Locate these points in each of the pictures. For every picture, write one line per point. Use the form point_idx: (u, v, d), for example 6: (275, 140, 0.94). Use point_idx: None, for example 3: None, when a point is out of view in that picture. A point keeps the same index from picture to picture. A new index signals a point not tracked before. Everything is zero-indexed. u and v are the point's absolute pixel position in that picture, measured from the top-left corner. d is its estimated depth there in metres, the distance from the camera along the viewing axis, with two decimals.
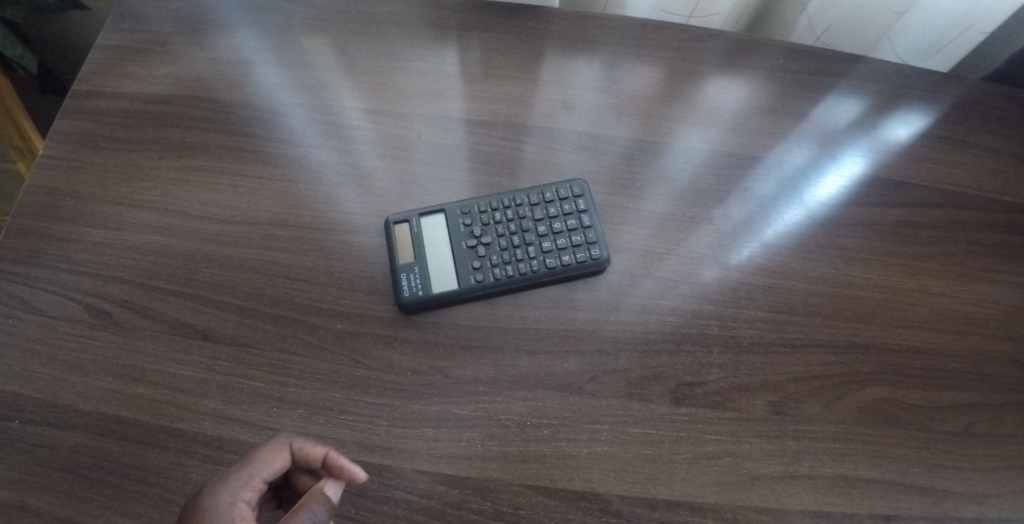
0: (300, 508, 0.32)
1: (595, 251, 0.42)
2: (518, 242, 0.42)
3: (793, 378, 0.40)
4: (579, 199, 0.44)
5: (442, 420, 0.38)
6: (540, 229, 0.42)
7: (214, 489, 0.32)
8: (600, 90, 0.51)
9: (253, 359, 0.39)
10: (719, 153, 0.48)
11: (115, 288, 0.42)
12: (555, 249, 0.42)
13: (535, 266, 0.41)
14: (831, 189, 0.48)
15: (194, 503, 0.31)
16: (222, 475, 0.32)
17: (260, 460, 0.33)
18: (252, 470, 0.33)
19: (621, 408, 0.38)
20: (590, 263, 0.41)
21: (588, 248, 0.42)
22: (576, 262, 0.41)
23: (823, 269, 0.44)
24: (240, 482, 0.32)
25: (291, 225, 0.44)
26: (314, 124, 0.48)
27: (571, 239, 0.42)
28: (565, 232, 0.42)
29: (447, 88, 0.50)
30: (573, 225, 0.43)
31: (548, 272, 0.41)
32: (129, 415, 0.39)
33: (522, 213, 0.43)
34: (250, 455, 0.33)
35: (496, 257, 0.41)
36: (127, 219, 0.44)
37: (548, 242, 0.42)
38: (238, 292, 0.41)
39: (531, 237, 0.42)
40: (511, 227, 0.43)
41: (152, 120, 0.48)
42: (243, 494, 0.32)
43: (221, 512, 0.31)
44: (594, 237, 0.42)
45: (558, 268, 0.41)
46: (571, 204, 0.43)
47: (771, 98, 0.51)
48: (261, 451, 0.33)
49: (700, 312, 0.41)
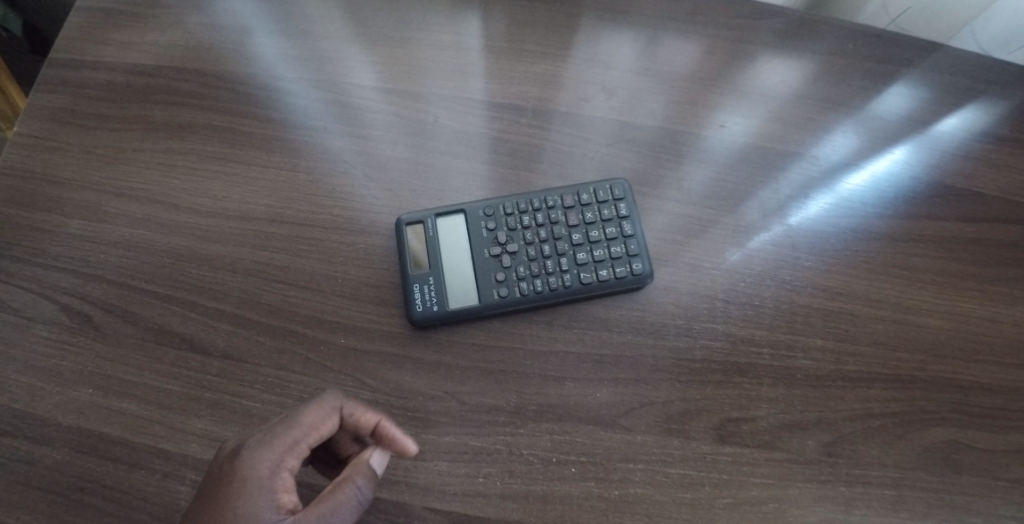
0: (343, 482, 0.29)
1: (636, 265, 0.36)
2: (548, 252, 0.37)
3: (851, 415, 0.36)
4: (620, 203, 0.38)
5: (458, 453, 0.34)
6: (575, 237, 0.38)
7: (254, 451, 0.28)
8: (640, 72, 0.45)
9: (247, 376, 0.35)
10: (774, 149, 0.43)
11: (96, 287, 0.38)
12: (590, 263, 0.37)
13: (567, 281, 0.36)
14: (901, 197, 0.42)
15: (233, 465, 0.28)
16: (262, 435, 0.29)
17: (306, 424, 0.30)
18: (297, 434, 0.29)
19: (657, 446, 0.34)
20: (629, 280, 0.36)
21: (629, 261, 0.37)
22: (613, 279, 0.36)
23: (889, 290, 0.39)
24: (282, 447, 0.29)
25: (290, 222, 0.39)
26: (318, 103, 0.43)
27: (609, 251, 0.37)
28: (602, 242, 0.37)
29: (468, 65, 0.45)
30: (613, 233, 0.38)
31: (581, 289, 0.36)
32: (111, 431, 0.35)
33: (556, 216, 0.38)
34: (294, 414, 0.30)
35: (523, 269, 0.37)
36: (108, 208, 0.40)
37: (582, 253, 0.37)
38: (231, 298, 0.37)
39: (564, 245, 0.38)
40: (543, 232, 0.38)
41: (138, 95, 0.43)
42: (286, 461, 0.29)
43: (261, 480, 0.28)
44: (635, 249, 0.37)
45: (593, 284, 0.36)
46: (611, 208, 0.38)
47: (834, 88, 0.45)
48: (306, 414, 0.30)
49: (750, 337, 0.36)
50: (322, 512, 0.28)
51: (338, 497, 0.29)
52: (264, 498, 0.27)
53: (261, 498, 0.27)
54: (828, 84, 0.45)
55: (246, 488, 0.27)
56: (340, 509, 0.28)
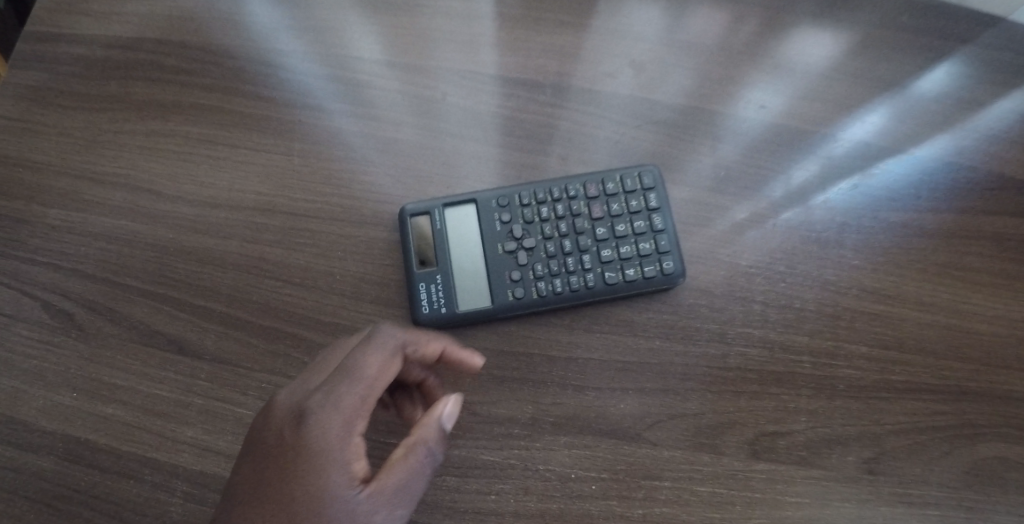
0: (415, 445, 0.27)
1: (667, 263, 0.33)
2: (568, 248, 0.34)
3: (898, 429, 0.33)
4: (649, 193, 0.35)
5: (468, 467, 0.31)
6: (599, 232, 0.35)
7: (321, 415, 0.26)
8: (668, 43, 0.41)
9: (241, 381, 0.33)
10: (819, 130, 0.38)
11: (79, 284, 0.35)
12: (614, 261, 0.34)
13: (589, 281, 0.33)
14: (954, 188, 0.37)
15: (301, 432, 0.26)
16: (326, 396, 0.26)
17: (370, 378, 0.27)
18: (365, 392, 0.27)
19: (686, 462, 0.31)
20: (659, 280, 0.33)
21: (659, 259, 0.33)
22: (641, 279, 0.33)
23: (946, 291, 0.35)
24: (348, 409, 0.26)
25: (284, 212, 0.35)
26: (314, 79, 0.39)
27: (637, 247, 0.34)
28: (630, 237, 0.34)
29: (479, 35, 0.40)
30: (642, 227, 0.34)
31: (603, 290, 0.33)
32: (98, 438, 0.33)
33: (578, 208, 0.35)
34: (356, 368, 0.27)
35: (540, 268, 0.34)
36: (88, 196, 0.36)
37: (607, 250, 0.34)
38: (221, 296, 0.34)
39: (587, 241, 0.34)
40: (566, 223, 0.35)
41: (118, 70, 0.39)
42: (356, 425, 0.26)
43: (333, 449, 0.25)
44: (666, 244, 0.34)
45: (619, 284, 0.33)
46: (639, 199, 0.35)
47: (885, 62, 0.40)
48: (372, 368, 0.27)
49: (789, 344, 0.33)
50: (395, 480, 0.26)
51: (411, 463, 0.27)
52: (339, 468, 0.25)
53: (334, 469, 0.25)
54: (879, 58, 0.40)
55: (319, 458, 0.25)
56: (413, 476, 0.27)
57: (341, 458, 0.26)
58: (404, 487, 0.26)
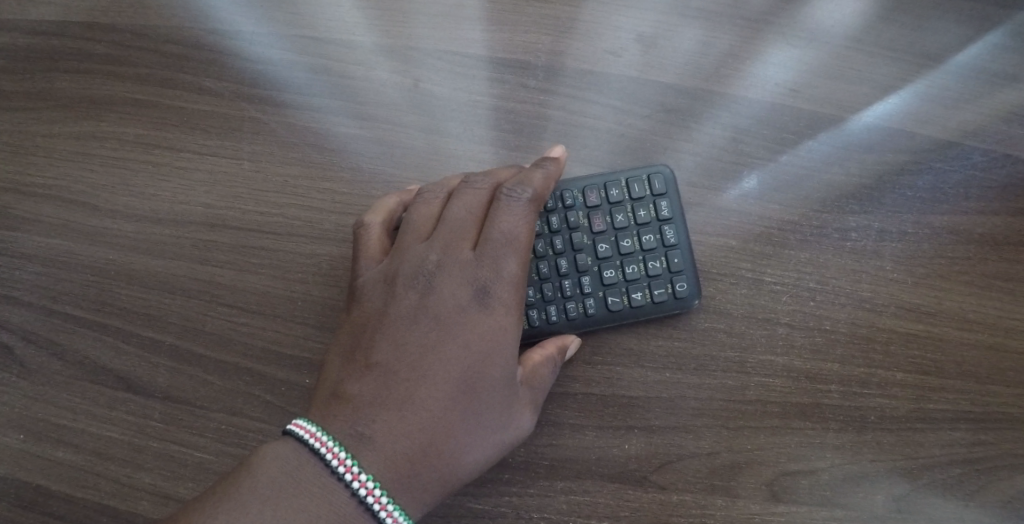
0: (552, 362, 0.27)
1: (679, 285, 0.29)
2: (564, 268, 0.30)
3: (937, 464, 0.29)
4: (660, 200, 0.30)
5: (456, 516, 0.28)
6: (600, 248, 0.30)
7: (482, 293, 0.25)
8: (680, 11, 0.35)
9: (201, 423, 0.29)
10: (857, 113, 0.33)
11: (15, 313, 0.31)
12: (616, 283, 0.30)
13: (589, 307, 0.29)
14: (1008, 184, 0.32)
15: (459, 310, 0.25)
16: (486, 272, 0.25)
17: (525, 253, 0.26)
18: (518, 260, 0.26)
19: (697, 507, 0.28)
20: (669, 304, 0.29)
21: (670, 280, 0.29)
22: (646, 305, 0.29)
23: (999, 304, 0.31)
24: (504, 285, 0.25)
25: (239, 228, 0.31)
26: (264, 65, 0.33)
27: (641, 266, 0.30)
28: (637, 255, 0.30)
29: (459, 6, 0.34)
30: (652, 243, 0.30)
31: (603, 317, 0.29)
32: (45, 485, 0.30)
33: (576, 219, 0.30)
34: (504, 240, 0.26)
35: (531, 293, 0.30)
36: (17, 212, 0.32)
37: (609, 271, 0.30)
38: (173, 327, 0.30)
39: (585, 259, 0.30)
40: (561, 239, 0.30)
41: (41, 61, 0.34)
42: (511, 300, 0.25)
43: (494, 328, 0.24)
44: (677, 264, 0.30)
45: (624, 310, 0.29)
46: (648, 208, 0.30)
47: (933, 30, 0.34)
48: (521, 236, 0.26)
49: (814, 372, 0.29)
50: (534, 385, 0.26)
51: (548, 371, 0.27)
52: (500, 353, 0.24)
53: (497, 354, 0.24)
54: (925, 25, 0.34)
55: (481, 340, 0.24)
56: (548, 386, 0.27)
57: (504, 340, 0.25)
58: (546, 387, 0.26)
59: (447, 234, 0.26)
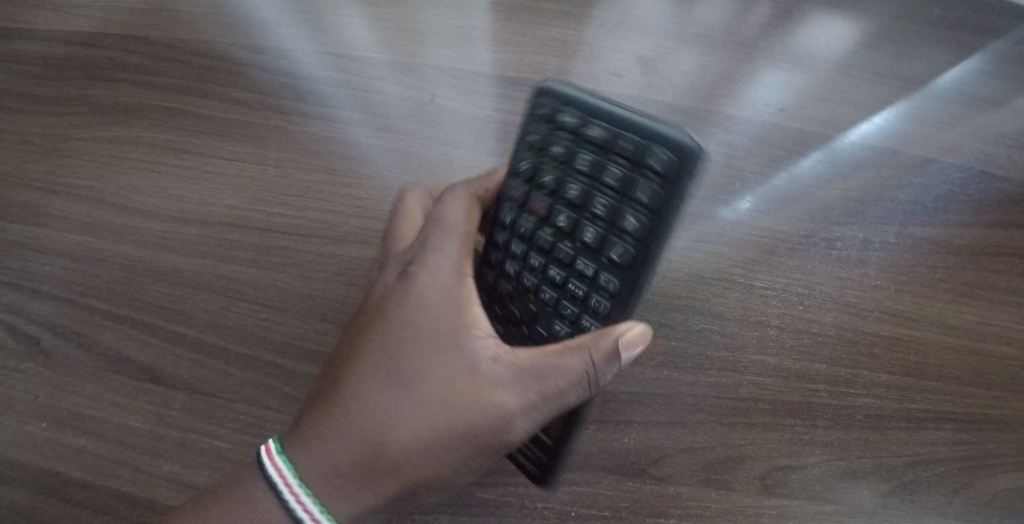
0: (576, 349, 0.24)
1: (654, 160, 0.25)
2: (560, 275, 0.28)
3: (919, 462, 0.30)
4: (563, 122, 0.28)
5: (462, 506, 0.29)
6: (562, 223, 0.28)
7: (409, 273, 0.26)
8: (675, 37, 0.38)
9: (218, 411, 0.31)
10: (840, 133, 0.36)
11: (42, 306, 0.33)
12: (606, 233, 0.27)
13: (609, 284, 0.27)
14: (985, 199, 0.34)
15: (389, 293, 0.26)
16: (415, 257, 0.27)
17: (455, 232, 0.27)
18: (446, 239, 0.27)
19: (693, 500, 0.29)
20: (664, 192, 0.25)
21: (643, 170, 0.26)
22: (648, 207, 0.26)
23: (973, 312, 0.33)
24: (430, 264, 0.26)
25: (260, 227, 0.33)
26: (289, 77, 0.36)
27: (601, 187, 0.27)
28: (593, 187, 0.27)
29: (473, 29, 0.38)
30: (589, 161, 0.27)
31: (619, 273, 0.27)
32: (63, 472, 0.30)
33: (526, 221, 0.29)
34: (433, 225, 0.27)
35: (560, 325, 0.28)
36: (49, 209, 0.34)
37: (589, 231, 0.27)
38: (195, 320, 0.32)
39: (567, 244, 0.28)
40: (535, 252, 0.29)
41: (81, 70, 0.36)
42: (438, 276, 0.25)
43: (418, 303, 0.25)
44: (632, 149, 0.26)
45: (633, 243, 0.26)
46: (558, 140, 0.28)
47: (900, 61, 0.38)
48: (448, 218, 0.27)
49: (804, 372, 0.31)
50: (539, 371, 0.24)
51: (564, 360, 0.24)
52: (429, 325, 0.24)
53: (426, 329, 0.24)
54: (894, 58, 0.38)
55: (405, 315, 0.25)
56: (566, 376, 0.24)
57: (430, 311, 0.25)
58: (552, 375, 0.24)
59: (392, 238, 0.29)
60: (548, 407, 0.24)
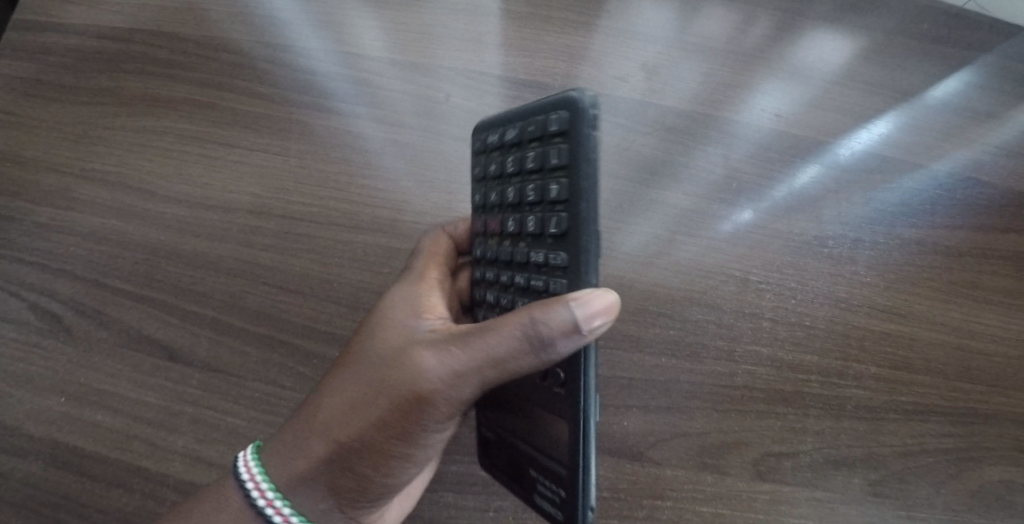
0: (519, 310, 0.22)
1: (553, 123, 0.26)
2: (523, 280, 0.27)
3: (906, 452, 0.32)
4: (491, 139, 0.30)
5: (467, 483, 0.31)
6: (511, 228, 0.28)
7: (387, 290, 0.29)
8: (678, 46, 0.40)
9: (234, 389, 0.32)
10: (832, 140, 0.37)
11: (66, 285, 0.34)
12: (542, 215, 0.26)
13: (559, 259, 0.25)
14: (969, 204, 0.36)
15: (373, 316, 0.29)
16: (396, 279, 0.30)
17: (425, 255, 0.31)
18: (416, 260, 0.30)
19: (689, 482, 0.31)
20: (568, 147, 0.25)
21: (549, 135, 0.26)
22: (564, 169, 0.26)
23: (957, 310, 0.34)
24: (402, 279, 0.29)
25: (279, 215, 0.34)
26: (309, 75, 0.38)
27: (527, 176, 0.28)
28: (521, 180, 0.28)
29: (485, 33, 0.39)
30: (513, 158, 0.28)
31: (562, 247, 0.25)
32: (83, 445, 0.32)
33: (491, 244, 0.30)
34: (412, 255, 0.31)
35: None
36: (76, 194, 0.35)
37: (530, 220, 0.27)
38: (214, 301, 0.33)
39: (522, 245, 0.28)
40: (503, 269, 0.29)
41: (111, 63, 0.38)
42: (404, 287, 0.28)
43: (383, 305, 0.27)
44: (536, 127, 0.27)
45: (561, 204, 0.25)
46: (492, 155, 0.30)
47: (893, 73, 0.40)
48: (421, 245, 0.31)
49: (797, 363, 0.32)
50: (477, 337, 0.22)
51: (503, 323, 0.22)
52: (389, 317, 0.26)
53: (384, 319, 0.26)
54: (888, 70, 0.40)
55: (372, 315, 0.27)
56: (503, 339, 0.22)
57: (392, 307, 0.27)
58: (492, 341, 0.22)
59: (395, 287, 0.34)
60: (484, 373, 0.22)
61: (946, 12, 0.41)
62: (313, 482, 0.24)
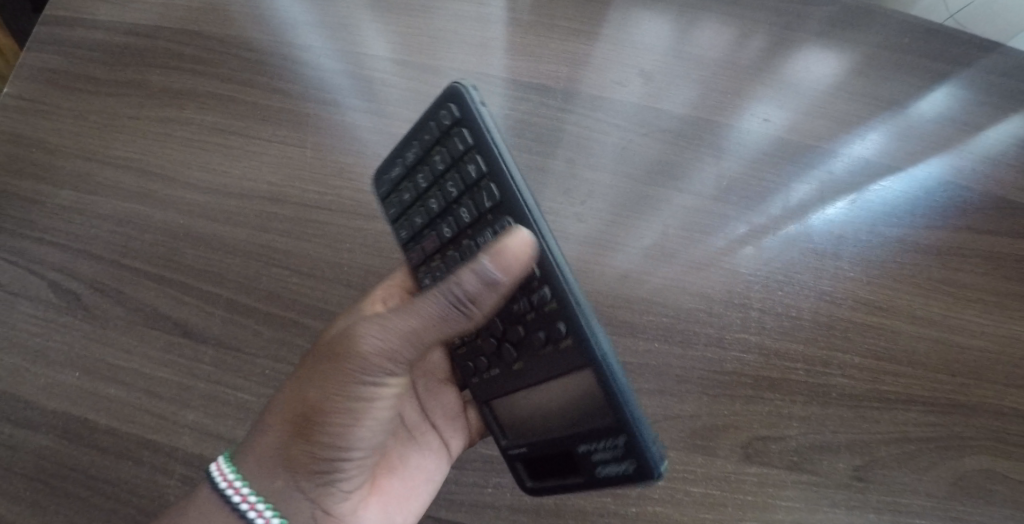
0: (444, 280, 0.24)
1: (453, 114, 0.31)
2: None
3: (888, 439, 0.33)
4: (398, 171, 0.34)
5: (469, 460, 0.33)
6: (447, 234, 0.31)
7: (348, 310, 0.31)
8: (673, 55, 0.42)
9: (244, 366, 0.33)
10: (818, 146, 0.39)
11: (87, 265, 0.35)
12: (471, 198, 0.30)
13: (505, 219, 0.28)
14: (948, 207, 0.38)
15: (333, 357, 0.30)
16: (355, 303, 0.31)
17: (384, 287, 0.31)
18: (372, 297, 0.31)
19: (679, 462, 0.32)
20: (469, 127, 0.30)
21: (450, 129, 0.31)
22: (472, 150, 0.30)
23: (936, 306, 0.36)
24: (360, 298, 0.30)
25: (293, 202, 0.36)
26: (325, 74, 0.40)
27: (441, 179, 0.31)
28: (437, 189, 0.32)
29: (492, 39, 0.42)
30: (426, 174, 0.32)
31: (504, 213, 0.28)
32: (94, 418, 0.32)
33: (433, 263, 0.31)
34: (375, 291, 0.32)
35: (524, 302, 0.29)
36: (99, 178, 0.37)
37: (463, 211, 0.30)
38: (229, 282, 0.35)
39: (468, 235, 0.30)
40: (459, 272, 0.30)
41: (137, 58, 0.40)
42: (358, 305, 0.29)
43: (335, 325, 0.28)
44: (431, 134, 0.32)
45: (485, 173, 0.29)
46: (405, 181, 0.33)
47: (877, 84, 0.42)
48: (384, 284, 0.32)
49: (785, 351, 0.34)
50: (407, 307, 0.24)
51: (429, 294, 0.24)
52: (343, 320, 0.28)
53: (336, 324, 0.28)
54: (871, 81, 0.42)
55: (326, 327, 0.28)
56: (428, 304, 0.23)
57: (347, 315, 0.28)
58: (419, 310, 0.24)
59: None
60: (418, 340, 0.24)
61: (930, 28, 0.44)
62: (274, 465, 0.26)
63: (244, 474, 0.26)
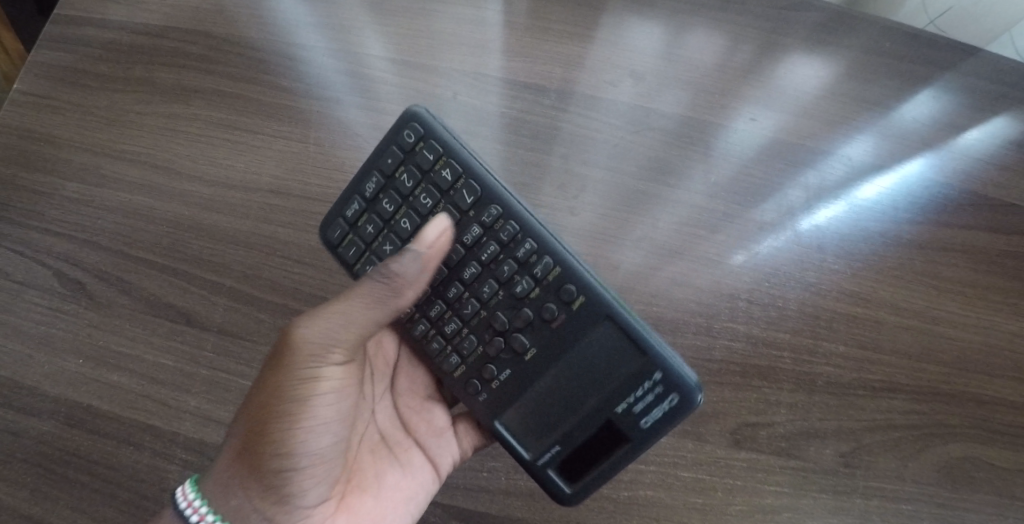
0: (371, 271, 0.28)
1: (411, 132, 0.32)
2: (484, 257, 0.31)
3: (872, 427, 0.34)
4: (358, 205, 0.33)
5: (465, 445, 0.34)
6: None
7: None
8: (664, 57, 0.43)
9: (245, 353, 0.34)
10: (804, 146, 0.41)
11: (92, 255, 0.36)
12: (449, 201, 0.32)
13: (494, 210, 0.31)
14: (929, 204, 0.40)
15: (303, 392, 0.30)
16: None
17: None
18: None
19: (670, 448, 0.33)
20: (427, 141, 0.32)
21: (409, 148, 0.32)
22: (444, 157, 0.32)
23: (918, 298, 0.37)
24: None
25: (295, 195, 0.37)
26: (327, 73, 0.41)
27: (410, 196, 0.32)
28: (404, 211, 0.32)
29: (488, 41, 0.43)
30: (389, 201, 0.33)
31: (488, 203, 0.31)
32: (97, 405, 0.33)
33: None
34: None
35: (527, 281, 0.31)
36: (106, 172, 0.38)
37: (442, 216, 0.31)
38: (231, 272, 0.35)
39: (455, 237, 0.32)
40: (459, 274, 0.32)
41: (145, 56, 0.41)
42: None
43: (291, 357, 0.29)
44: (394, 155, 0.32)
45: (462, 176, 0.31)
46: (369, 213, 0.33)
47: (861, 87, 0.43)
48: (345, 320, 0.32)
49: (773, 340, 0.35)
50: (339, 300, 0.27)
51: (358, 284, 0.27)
52: None
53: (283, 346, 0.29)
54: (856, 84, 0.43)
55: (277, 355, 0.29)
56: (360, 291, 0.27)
57: None
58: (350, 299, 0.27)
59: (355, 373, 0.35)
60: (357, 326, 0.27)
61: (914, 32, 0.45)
62: (234, 484, 0.27)
63: (206, 495, 0.27)
